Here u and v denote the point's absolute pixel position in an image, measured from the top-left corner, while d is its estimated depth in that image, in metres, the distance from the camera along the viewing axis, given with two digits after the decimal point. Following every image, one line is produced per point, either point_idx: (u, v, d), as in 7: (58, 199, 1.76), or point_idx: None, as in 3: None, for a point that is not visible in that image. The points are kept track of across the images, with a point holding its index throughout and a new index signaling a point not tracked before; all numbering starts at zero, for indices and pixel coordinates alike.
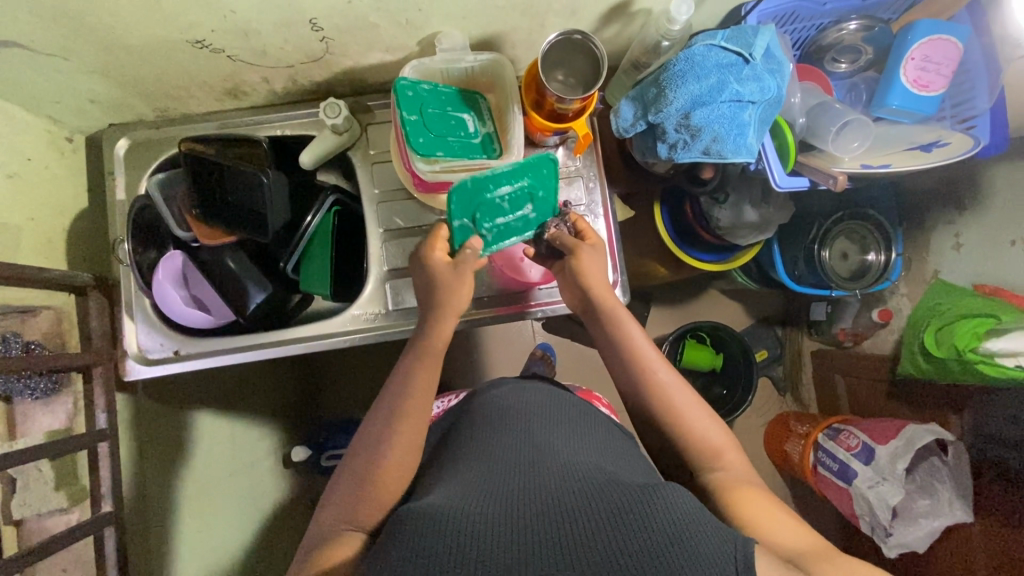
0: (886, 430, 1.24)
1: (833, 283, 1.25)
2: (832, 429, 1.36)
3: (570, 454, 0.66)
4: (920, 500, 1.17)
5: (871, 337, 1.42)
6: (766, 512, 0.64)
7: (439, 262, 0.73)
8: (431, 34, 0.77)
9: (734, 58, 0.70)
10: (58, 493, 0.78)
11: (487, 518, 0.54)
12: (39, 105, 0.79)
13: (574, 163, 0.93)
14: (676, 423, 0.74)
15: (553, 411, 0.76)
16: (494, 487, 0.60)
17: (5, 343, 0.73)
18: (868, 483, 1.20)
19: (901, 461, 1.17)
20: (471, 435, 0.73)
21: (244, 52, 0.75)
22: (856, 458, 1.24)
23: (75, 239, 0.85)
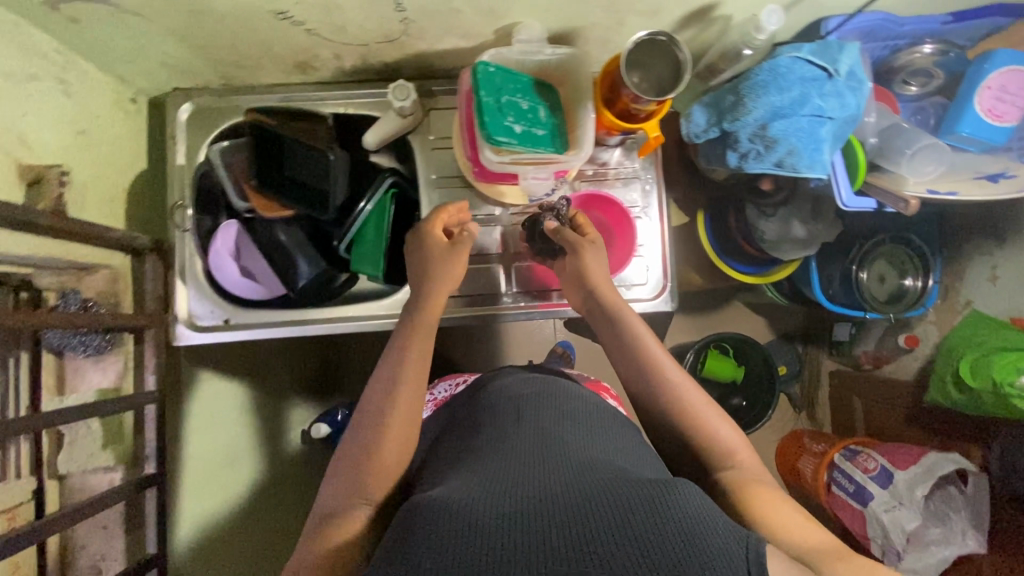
0: (906, 456, 1.24)
1: (867, 305, 1.24)
2: (850, 450, 1.35)
3: (576, 449, 0.60)
4: (932, 527, 1.18)
5: (894, 360, 1.42)
6: (783, 512, 0.60)
7: (435, 242, 0.78)
8: (510, 23, 0.77)
9: (818, 72, 0.70)
10: (105, 451, 0.80)
11: (489, 509, 0.48)
12: (111, 64, 0.79)
13: (631, 164, 0.93)
14: (686, 420, 0.69)
15: (558, 401, 0.71)
16: (496, 479, 0.55)
17: (64, 299, 0.76)
18: (883, 507, 1.20)
19: (921, 487, 1.17)
20: (474, 431, 0.68)
21: (323, 27, 0.74)
22: (874, 480, 1.24)
23: (134, 201, 0.85)
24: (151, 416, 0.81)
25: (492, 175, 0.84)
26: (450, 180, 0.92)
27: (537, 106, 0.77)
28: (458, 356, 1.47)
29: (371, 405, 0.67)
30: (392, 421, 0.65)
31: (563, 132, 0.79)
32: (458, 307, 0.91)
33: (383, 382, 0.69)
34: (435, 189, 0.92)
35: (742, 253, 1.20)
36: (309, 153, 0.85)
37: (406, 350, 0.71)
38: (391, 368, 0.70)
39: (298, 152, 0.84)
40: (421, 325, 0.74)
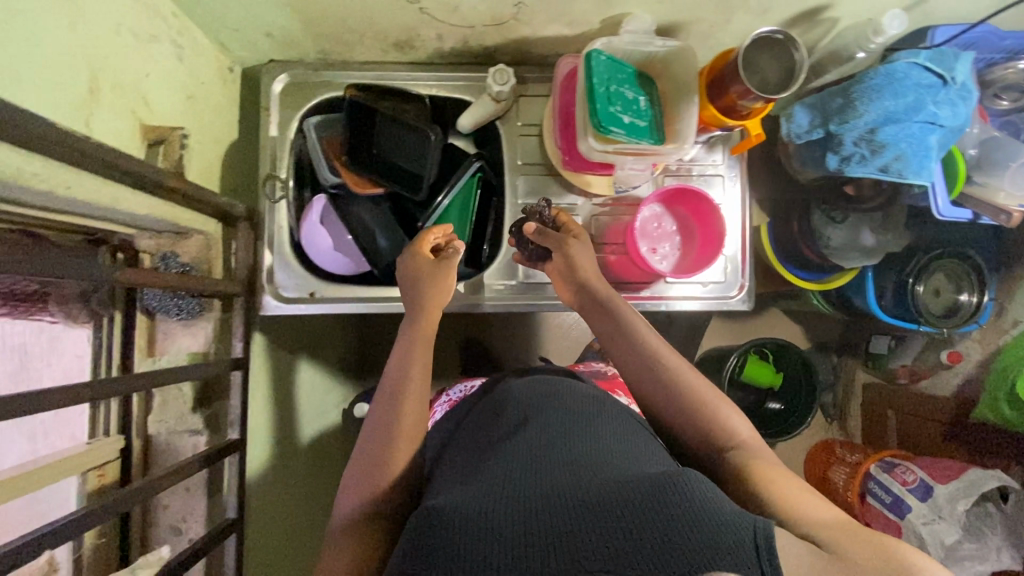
0: (945, 470, 1.23)
1: (921, 318, 1.24)
2: (886, 462, 1.33)
3: (587, 442, 0.59)
4: (967, 543, 1.18)
5: (932, 377, 1.41)
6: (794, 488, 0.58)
7: (423, 255, 0.79)
8: (620, 14, 0.77)
9: (933, 80, 0.70)
10: (195, 414, 0.80)
11: (494, 514, 0.48)
12: (219, 31, 0.79)
13: (718, 160, 0.92)
14: (687, 399, 0.68)
15: (562, 393, 0.69)
16: (502, 475, 0.53)
17: (164, 262, 0.78)
18: (921, 520, 1.18)
19: (962, 502, 1.16)
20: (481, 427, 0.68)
21: (437, 7, 0.75)
22: (912, 493, 1.22)
23: (227, 169, 0.86)
24: (237, 382, 0.82)
25: (585, 164, 0.84)
26: (534, 167, 0.93)
27: (639, 97, 0.78)
28: (495, 346, 1.46)
29: (380, 412, 0.69)
30: (399, 429, 0.67)
31: (660, 125, 0.80)
32: (537, 295, 0.92)
33: (388, 389, 0.70)
34: (518, 175, 0.93)
35: (801, 258, 1.19)
36: (410, 129, 0.85)
37: (400, 351, 0.73)
38: (398, 368, 0.72)
39: (398, 129, 0.85)
40: (422, 328, 0.74)
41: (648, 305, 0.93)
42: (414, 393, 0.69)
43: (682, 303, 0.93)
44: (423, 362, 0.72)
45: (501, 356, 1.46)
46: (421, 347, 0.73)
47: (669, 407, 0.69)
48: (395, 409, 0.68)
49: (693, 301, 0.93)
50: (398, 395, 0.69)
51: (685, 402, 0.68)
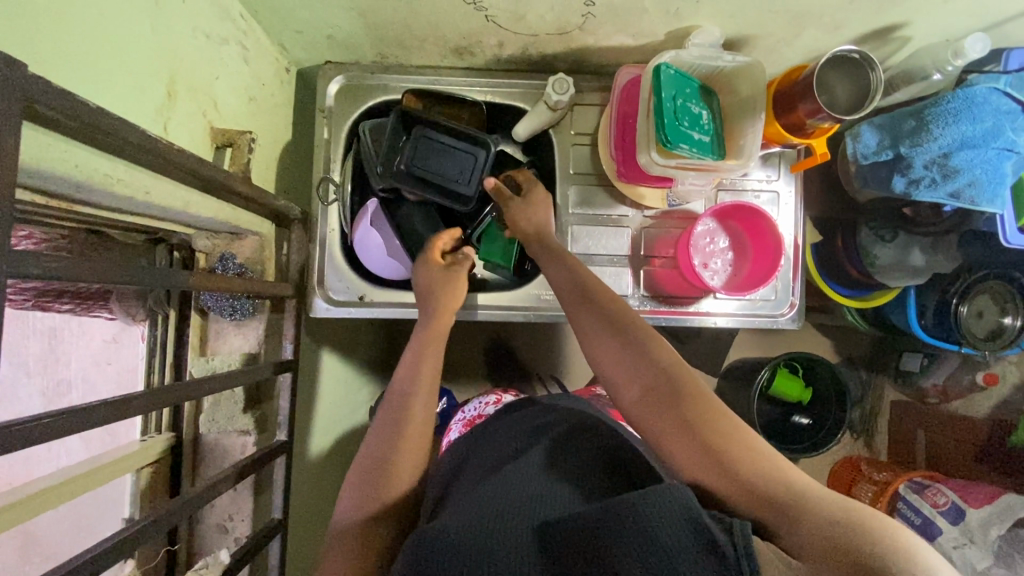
0: (977, 493, 1.22)
1: (964, 339, 1.22)
2: (915, 482, 1.31)
3: (579, 471, 0.56)
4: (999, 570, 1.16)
5: (963, 397, 1.42)
6: (752, 454, 0.52)
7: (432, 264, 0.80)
8: (686, 27, 0.76)
9: (1014, 105, 0.68)
10: (245, 415, 0.79)
11: (466, 533, 0.47)
12: (281, 32, 0.79)
13: (774, 177, 0.91)
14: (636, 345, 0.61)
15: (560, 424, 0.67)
16: (485, 502, 0.53)
17: (222, 263, 0.77)
18: (951, 543, 1.17)
19: (996, 528, 1.14)
20: (475, 462, 0.66)
21: (503, 15, 0.74)
22: (943, 515, 1.20)
23: (281, 170, 0.85)
24: (286, 384, 0.81)
25: (643, 177, 0.83)
26: (585, 177, 0.91)
27: (701, 112, 0.78)
28: (522, 350, 1.45)
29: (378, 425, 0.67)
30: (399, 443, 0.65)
31: (721, 140, 0.80)
32: None
33: (395, 398, 0.68)
34: (570, 185, 0.91)
35: (847, 276, 1.18)
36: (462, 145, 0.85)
37: (410, 358, 0.72)
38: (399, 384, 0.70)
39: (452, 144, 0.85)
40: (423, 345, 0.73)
41: (695, 321, 0.91)
42: (417, 410, 0.67)
43: (731, 320, 0.91)
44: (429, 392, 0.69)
45: (529, 361, 1.45)
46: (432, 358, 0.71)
47: (612, 354, 0.62)
48: (392, 421, 0.66)
49: (742, 319, 0.92)
50: (406, 398, 0.68)
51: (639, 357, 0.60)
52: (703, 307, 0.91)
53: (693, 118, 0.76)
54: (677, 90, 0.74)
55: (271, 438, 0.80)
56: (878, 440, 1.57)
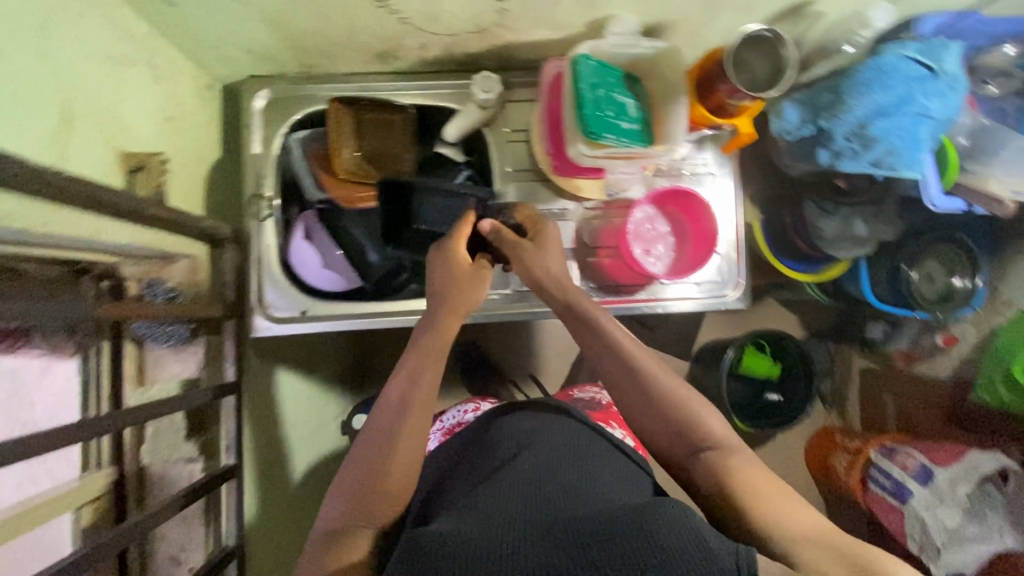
0: (945, 453, 1.25)
1: (916, 304, 1.25)
2: (885, 447, 1.34)
3: (579, 485, 0.61)
4: (970, 525, 1.19)
5: (927, 359, 1.40)
6: (773, 495, 0.58)
7: (462, 262, 0.73)
8: (604, 16, 0.76)
9: (923, 71, 0.69)
10: (188, 442, 0.80)
11: (479, 539, 0.50)
12: (196, 49, 0.77)
13: (707, 160, 0.92)
14: (659, 396, 0.67)
15: (555, 439, 0.71)
16: (494, 510, 0.56)
17: (149, 289, 0.74)
18: (922, 504, 1.21)
19: (962, 486, 1.18)
20: (466, 477, 0.69)
21: (418, 16, 0.73)
22: (913, 478, 1.23)
23: (211, 188, 0.84)
24: (228, 408, 0.81)
25: (578, 169, 0.83)
26: (523, 173, 0.91)
27: (627, 101, 0.78)
28: (492, 351, 1.44)
29: (371, 428, 0.65)
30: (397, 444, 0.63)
31: (649, 127, 0.79)
32: (531, 304, 0.91)
33: (391, 402, 0.66)
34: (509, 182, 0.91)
35: (795, 249, 1.20)
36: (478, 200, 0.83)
37: (410, 366, 0.69)
38: (401, 381, 0.68)
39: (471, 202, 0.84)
40: (426, 346, 0.70)
41: (644, 308, 0.91)
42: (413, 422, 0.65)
43: (678, 304, 0.91)
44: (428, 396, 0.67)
45: (499, 361, 1.45)
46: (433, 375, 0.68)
47: (642, 408, 0.68)
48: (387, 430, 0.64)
49: (689, 302, 0.92)
50: (403, 410, 0.65)
51: (663, 414, 0.66)
52: (650, 294, 0.91)
53: (619, 106, 0.77)
54: (598, 79, 0.74)
55: (218, 463, 0.80)
56: (849, 410, 1.58)
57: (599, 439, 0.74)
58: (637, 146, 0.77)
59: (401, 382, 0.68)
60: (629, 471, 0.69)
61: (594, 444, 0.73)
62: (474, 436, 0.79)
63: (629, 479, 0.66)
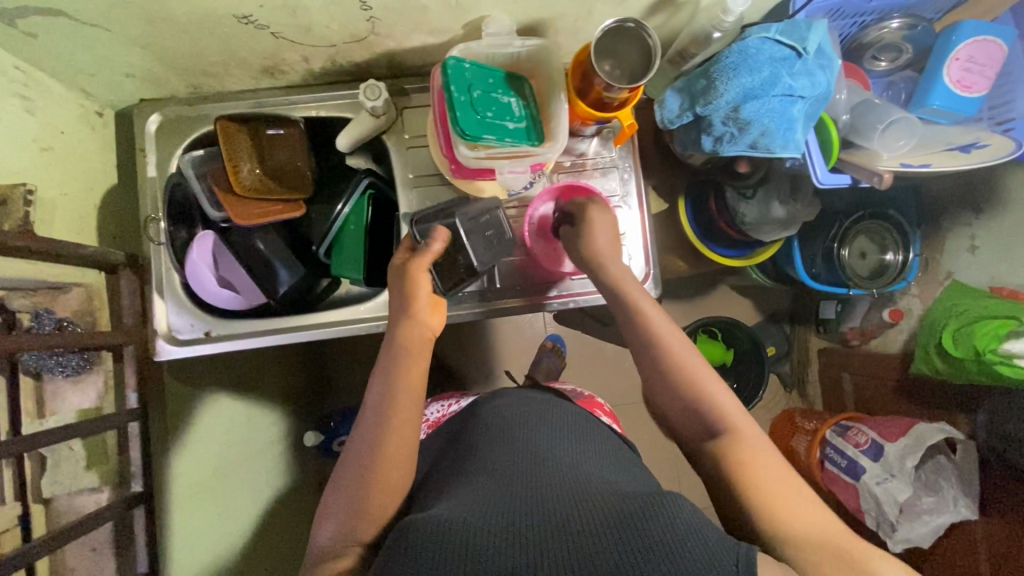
0: (896, 426, 1.17)
1: (851, 282, 1.18)
2: (839, 425, 1.27)
3: (573, 466, 0.61)
4: (924, 497, 1.12)
5: (880, 335, 1.33)
6: (785, 495, 0.58)
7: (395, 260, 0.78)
8: (478, 18, 0.76)
9: (787, 52, 0.70)
10: (90, 472, 0.78)
11: (480, 529, 0.50)
12: (73, 78, 0.77)
13: (609, 153, 0.93)
14: (682, 382, 0.67)
15: (551, 417, 0.71)
16: (495, 497, 0.56)
17: (37, 319, 0.75)
18: (874, 480, 1.14)
19: (911, 458, 1.10)
20: (466, 447, 0.69)
21: (289, 30, 0.73)
22: (865, 454, 1.17)
23: (106, 217, 0.84)
24: (134, 434, 0.80)
25: (472, 173, 0.82)
26: (427, 178, 0.91)
27: (510, 101, 0.78)
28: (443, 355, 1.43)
29: (362, 429, 0.65)
30: (389, 442, 0.64)
31: (538, 125, 0.80)
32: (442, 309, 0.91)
33: (376, 403, 0.66)
34: (414, 188, 0.90)
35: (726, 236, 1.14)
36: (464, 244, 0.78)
37: (378, 383, 0.68)
38: (390, 375, 0.68)
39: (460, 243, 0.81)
40: (413, 343, 0.70)
41: (556, 305, 0.92)
42: (395, 426, 0.65)
43: (591, 299, 0.92)
44: (412, 408, 0.66)
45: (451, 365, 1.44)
46: (413, 381, 0.67)
47: (667, 391, 0.68)
48: (376, 431, 0.64)
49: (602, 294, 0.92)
50: (387, 411, 0.65)
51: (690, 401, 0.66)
52: (562, 290, 0.92)
53: (500, 107, 0.77)
54: (470, 83, 0.75)
55: (126, 489, 0.80)
56: (812, 389, 1.52)
57: (594, 423, 0.74)
58: (526, 144, 0.77)
59: (390, 375, 0.68)
60: (624, 457, 0.69)
61: (586, 425, 0.73)
62: (466, 413, 0.78)
63: (620, 461, 0.67)
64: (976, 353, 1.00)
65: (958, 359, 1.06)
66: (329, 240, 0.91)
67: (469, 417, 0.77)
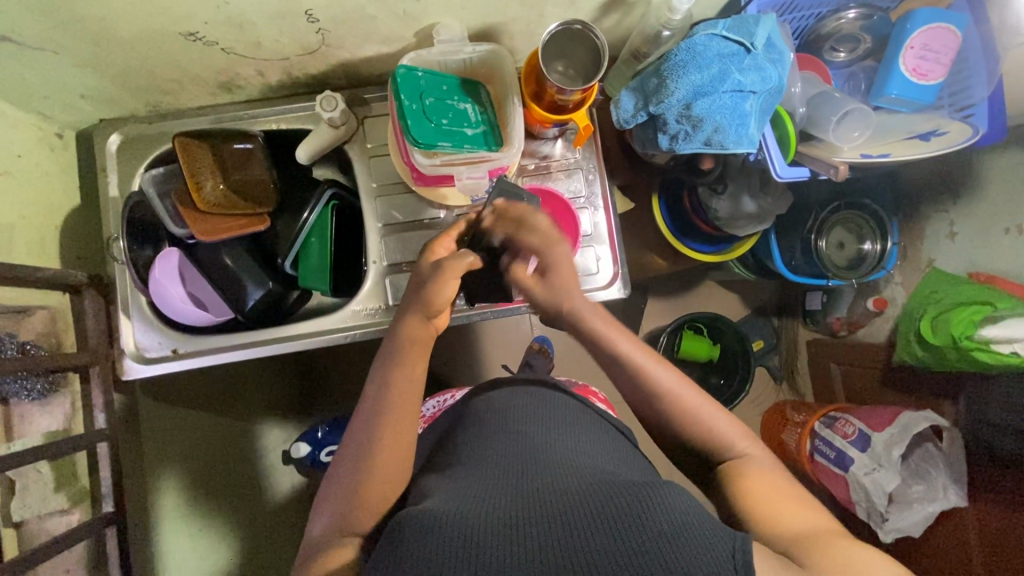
0: (882, 415, 1.15)
1: (830, 272, 1.14)
2: (828, 416, 1.25)
3: (571, 457, 0.60)
4: (914, 485, 1.10)
5: (866, 325, 1.29)
6: (775, 504, 0.57)
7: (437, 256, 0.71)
8: (428, 25, 0.76)
9: (735, 47, 0.71)
10: (59, 494, 0.78)
11: (476, 522, 0.49)
12: (28, 101, 0.77)
13: (573, 155, 0.92)
14: (683, 422, 0.65)
15: (549, 408, 0.70)
16: (491, 490, 0.55)
17: (2, 343, 0.73)
18: (863, 471, 1.12)
19: (898, 448, 1.08)
20: (464, 440, 0.68)
21: (238, 45, 0.73)
22: (853, 445, 1.15)
23: (67, 238, 0.84)
24: (104, 454, 0.81)
25: (432, 181, 0.82)
26: (391, 186, 0.90)
27: (465, 107, 0.78)
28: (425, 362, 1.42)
29: (350, 438, 0.64)
30: (376, 444, 0.62)
31: (495, 130, 0.80)
32: None
33: (366, 407, 0.64)
34: (377, 197, 0.90)
35: (701, 232, 1.11)
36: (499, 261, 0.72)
37: (372, 381, 0.67)
38: (377, 382, 0.66)
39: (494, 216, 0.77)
40: (407, 343, 0.67)
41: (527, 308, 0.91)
42: (391, 423, 0.63)
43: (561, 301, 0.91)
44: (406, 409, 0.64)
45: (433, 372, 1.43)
46: (411, 377, 0.65)
47: (658, 411, 0.67)
48: (371, 431, 0.62)
49: None
50: (372, 416, 0.63)
51: (689, 427, 0.65)
52: None
53: (454, 114, 0.77)
54: (422, 93, 0.75)
55: (97, 510, 0.80)
56: (802, 381, 1.47)
57: (589, 412, 0.73)
58: (485, 150, 0.77)
59: (377, 382, 0.66)
60: (622, 448, 0.68)
61: (581, 415, 0.71)
62: (456, 414, 0.77)
63: (617, 452, 0.66)
64: (953, 340, 0.97)
65: (936, 347, 1.03)
66: (295, 252, 0.90)
67: (466, 411, 0.76)
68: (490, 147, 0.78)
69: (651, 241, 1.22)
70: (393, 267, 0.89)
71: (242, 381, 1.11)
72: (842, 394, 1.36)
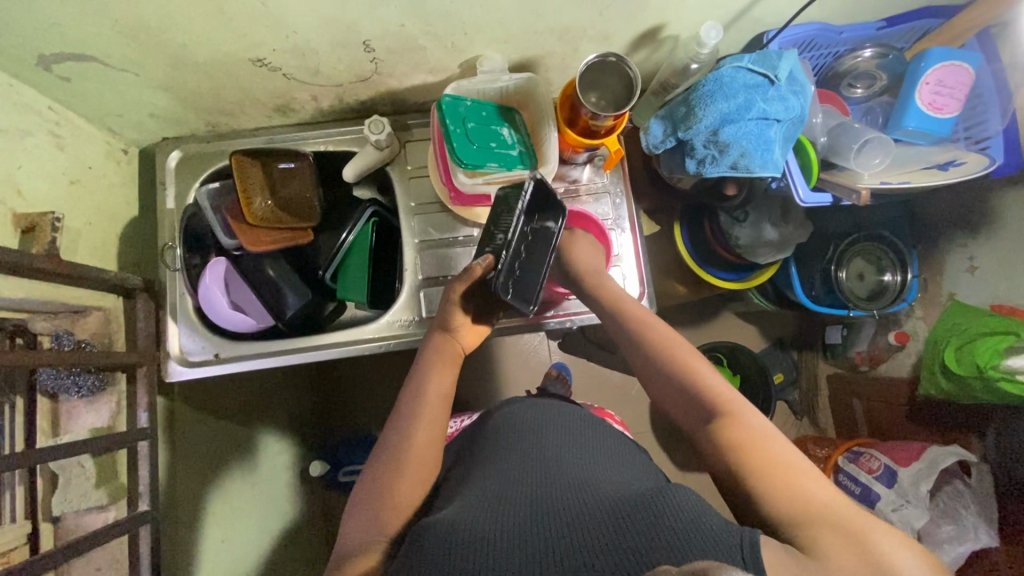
0: (907, 451, 1.13)
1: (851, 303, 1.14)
2: (853, 451, 1.22)
3: (586, 467, 0.61)
4: (943, 526, 1.05)
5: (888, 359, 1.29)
6: (783, 469, 0.54)
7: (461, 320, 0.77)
8: (472, 57, 0.83)
9: (760, 79, 0.76)
10: (98, 490, 0.79)
11: (490, 528, 0.50)
12: (103, 118, 0.84)
13: (600, 179, 0.96)
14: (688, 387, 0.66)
15: (566, 423, 0.71)
16: (506, 496, 0.56)
17: (58, 339, 0.77)
18: (891, 507, 1.09)
19: (926, 485, 1.05)
20: (480, 453, 0.69)
21: (299, 71, 0.80)
22: (879, 481, 1.12)
23: (124, 244, 0.90)
24: (143, 454, 0.83)
25: (469, 200, 0.87)
26: (429, 206, 0.95)
27: (503, 130, 0.84)
28: None
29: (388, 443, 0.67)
30: (411, 449, 0.66)
31: (531, 151, 0.85)
32: None
33: (401, 417, 0.69)
34: (415, 215, 0.95)
35: (721, 259, 1.13)
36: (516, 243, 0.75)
37: (412, 394, 0.71)
38: (411, 391, 0.71)
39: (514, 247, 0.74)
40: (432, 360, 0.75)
41: (555, 324, 0.93)
42: (426, 420, 0.68)
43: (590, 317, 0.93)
44: (434, 423, 0.69)
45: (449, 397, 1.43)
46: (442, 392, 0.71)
47: (668, 387, 0.69)
48: (410, 425, 0.68)
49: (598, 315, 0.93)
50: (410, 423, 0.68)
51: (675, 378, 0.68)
52: (561, 310, 0.94)
53: (497, 139, 0.82)
54: (466, 122, 0.80)
55: (132, 509, 0.81)
56: (823, 416, 1.44)
57: (604, 426, 0.74)
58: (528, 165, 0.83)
59: (412, 392, 0.71)
60: (639, 462, 0.68)
61: (597, 430, 0.72)
62: (476, 427, 0.79)
63: (632, 464, 0.66)
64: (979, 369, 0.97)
65: (963, 378, 1.02)
66: (335, 266, 0.95)
67: (484, 426, 0.77)
68: (530, 163, 0.84)
69: (672, 267, 1.24)
70: (428, 281, 0.93)
71: (267, 396, 1.15)
72: (865, 430, 1.34)
